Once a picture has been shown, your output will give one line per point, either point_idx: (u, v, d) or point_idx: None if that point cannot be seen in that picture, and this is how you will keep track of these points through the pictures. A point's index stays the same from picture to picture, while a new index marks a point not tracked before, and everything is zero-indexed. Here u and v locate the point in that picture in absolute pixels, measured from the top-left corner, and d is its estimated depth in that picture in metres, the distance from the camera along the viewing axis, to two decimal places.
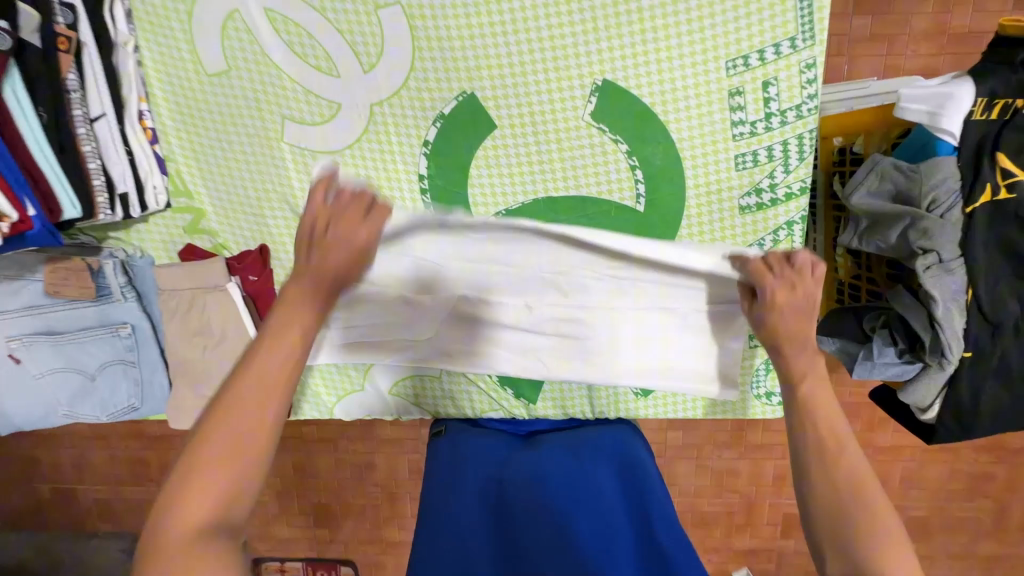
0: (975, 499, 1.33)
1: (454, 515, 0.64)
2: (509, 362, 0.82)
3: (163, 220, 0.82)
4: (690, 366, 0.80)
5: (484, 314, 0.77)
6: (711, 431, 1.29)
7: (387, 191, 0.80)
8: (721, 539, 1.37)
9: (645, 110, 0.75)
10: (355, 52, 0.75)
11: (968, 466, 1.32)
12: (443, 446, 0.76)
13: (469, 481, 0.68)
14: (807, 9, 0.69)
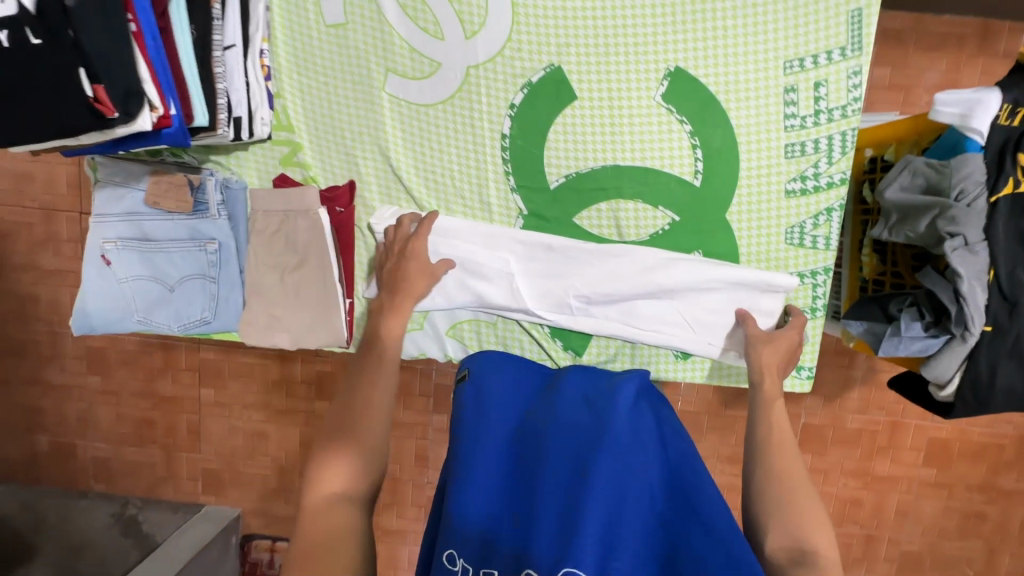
0: (964, 537, 1.42)
1: (477, 467, 0.66)
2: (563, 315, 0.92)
3: (262, 150, 0.90)
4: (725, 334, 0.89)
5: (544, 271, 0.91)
6: (716, 445, 1.39)
7: (470, 146, 0.89)
8: None
9: (710, 95, 0.85)
10: (461, 18, 0.85)
11: (960, 505, 1.41)
12: (465, 392, 0.76)
13: (490, 429, 0.70)
14: (857, 23, 0.81)
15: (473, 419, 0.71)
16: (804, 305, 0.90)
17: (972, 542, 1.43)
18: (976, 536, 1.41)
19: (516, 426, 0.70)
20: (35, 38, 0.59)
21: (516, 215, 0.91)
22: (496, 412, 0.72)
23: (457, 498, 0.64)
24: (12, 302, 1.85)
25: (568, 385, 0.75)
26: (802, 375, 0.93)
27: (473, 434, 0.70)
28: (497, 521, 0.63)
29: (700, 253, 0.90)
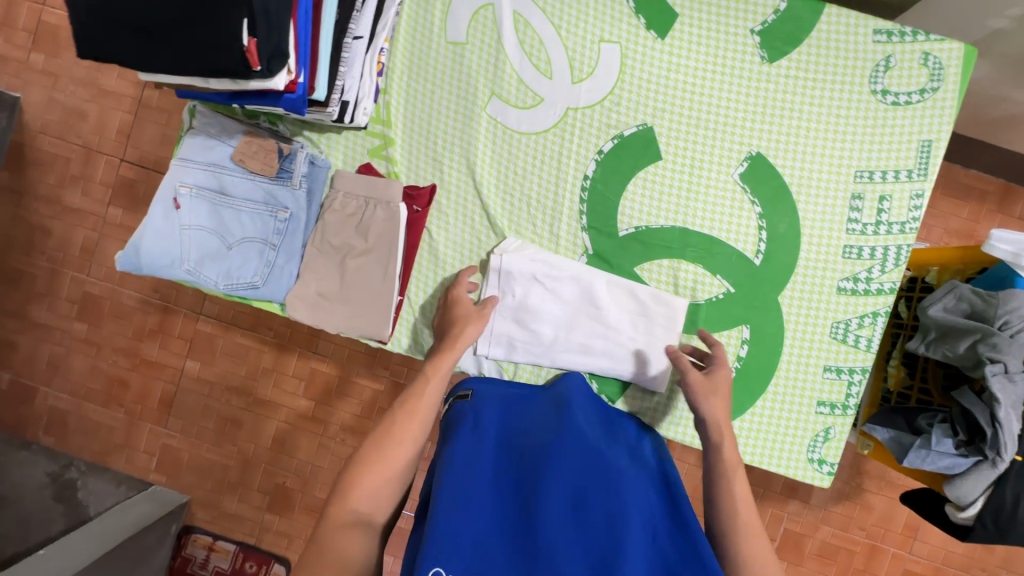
0: None
1: (475, 475, 0.66)
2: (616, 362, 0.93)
3: (354, 137, 0.94)
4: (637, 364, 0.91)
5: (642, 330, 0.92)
6: None
7: (553, 179, 0.93)
8: None
9: (783, 184, 0.91)
10: (572, 65, 0.92)
11: None
12: (467, 416, 0.76)
13: (489, 442, 0.71)
14: (926, 153, 0.89)
15: (471, 437, 0.72)
16: (836, 400, 0.92)
17: None
18: None
19: (515, 442, 0.72)
20: None
21: (581, 252, 0.94)
22: (497, 435, 0.73)
23: (451, 513, 0.61)
24: (23, 231, 1.81)
25: (576, 413, 0.78)
26: (823, 468, 0.92)
27: (472, 454, 0.69)
28: (494, 539, 0.61)
29: (748, 329, 0.92)
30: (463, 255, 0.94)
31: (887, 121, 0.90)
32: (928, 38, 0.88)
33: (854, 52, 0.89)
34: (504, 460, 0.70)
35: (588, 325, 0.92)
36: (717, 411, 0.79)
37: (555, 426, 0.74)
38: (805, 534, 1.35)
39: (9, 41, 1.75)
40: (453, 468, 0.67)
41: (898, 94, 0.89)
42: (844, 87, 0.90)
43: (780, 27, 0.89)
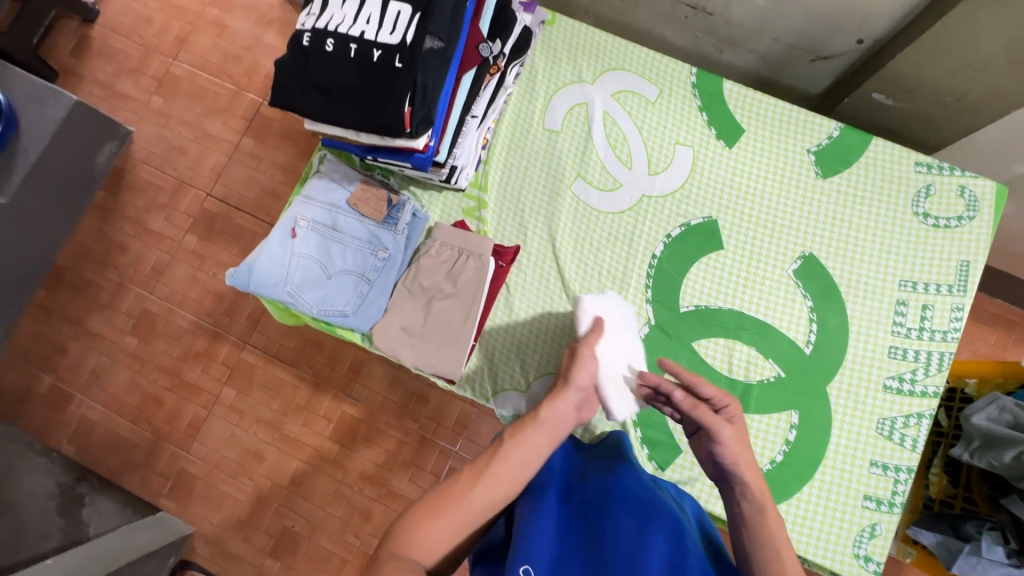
0: None
1: (546, 494, 0.72)
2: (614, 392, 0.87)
3: (453, 196, 1.07)
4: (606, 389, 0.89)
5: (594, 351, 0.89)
6: None
7: (624, 255, 1.03)
8: None
9: (833, 283, 1.01)
10: (651, 160, 1.06)
11: None
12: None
13: (554, 473, 0.78)
14: (965, 272, 0.99)
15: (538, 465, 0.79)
16: (882, 497, 0.94)
17: None
18: None
19: (576, 478, 0.78)
20: (400, 62, 0.77)
21: (643, 322, 1.01)
22: (561, 469, 0.80)
23: (529, 519, 0.67)
24: (103, 245, 1.92)
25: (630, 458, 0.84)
26: (869, 566, 0.92)
27: (540, 479, 0.76)
28: (562, 553, 0.65)
29: (797, 414, 0.97)
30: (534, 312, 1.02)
31: (927, 240, 1.00)
32: (965, 174, 1.01)
33: (898, 177, 1.02)
34: (566, 490, 0.75)
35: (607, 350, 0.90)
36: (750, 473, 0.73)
37: (613, 465, 0.80)
38: None
39: (137, 84, 1.97)
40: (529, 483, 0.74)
41: (939, 218, 1.01)
42: (889, 206, 1.02)
43: (833, 150, 1.03)
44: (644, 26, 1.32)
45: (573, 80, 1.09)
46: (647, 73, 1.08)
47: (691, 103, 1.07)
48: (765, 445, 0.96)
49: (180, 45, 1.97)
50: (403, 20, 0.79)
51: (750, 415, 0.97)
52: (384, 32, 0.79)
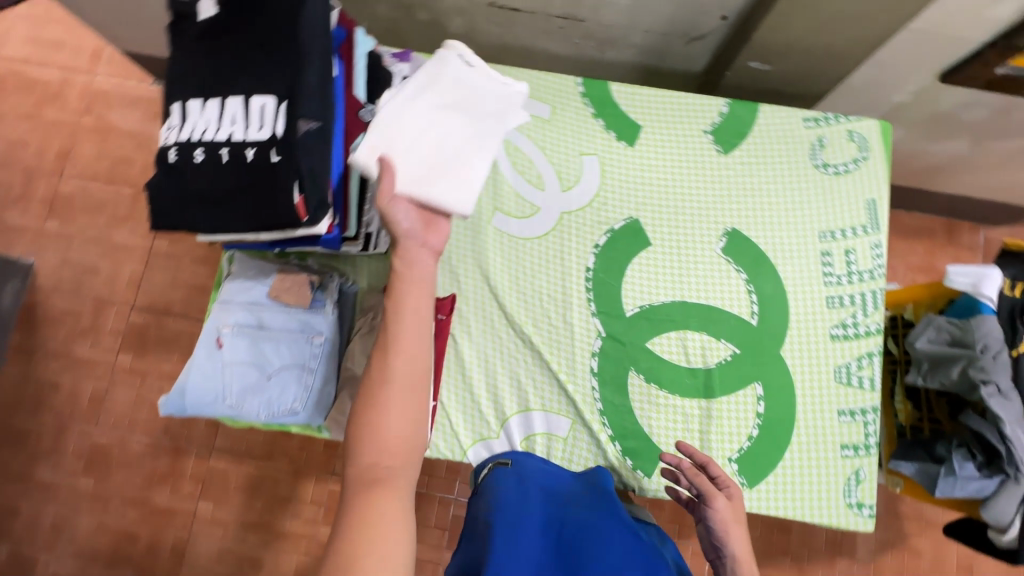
0: None
1: (525, 525, 0.73)
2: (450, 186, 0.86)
3: (376, 262, 1.06)
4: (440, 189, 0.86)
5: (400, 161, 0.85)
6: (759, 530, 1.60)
7: (559, 276, 1.03)
8: None
9: (760, 252, 1.03)
10: (561, 176, 1.07)
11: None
12: (510, 475, 0.85)
13: (537, 505, 0.78)
14: (873, 210, 1.04)
15: (519, 492, 0.80)
16: (858, 442, 0.97)
17: None
18: None
19: (560, 507, 0.79)
20: (278, 156, 0.74)
21: (595, 336, 1.01)
22: (543, 499, 0.81)
23: (507, 548, 0.68)
24: (30, 390, 1.78)
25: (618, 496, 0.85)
26: (864, 512, 0.95)
27: (520, 507, 0.76)
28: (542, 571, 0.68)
29: (761, 385, 0.98)
30: (484, 358, 1.01)
31: (833, 189, 1.05)
32: (848, 121, 1.06)
33: (791, 137, 1.07)
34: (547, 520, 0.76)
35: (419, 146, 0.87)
36: (740, 546, 0.79)
37: (600, 502, 0.81)
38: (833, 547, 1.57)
39: (27, 213, 1.85)
40: (507, 509, 0.76)
41: (837, 166, 1.05)
42: (790, 166, 1.06)
43: (726, 126, 1.07)
44: (524, 44, 1.35)
45: None
46: (535, 93, 1.09)
47: (585, 112, 1.09)
48: (740, 424, 0.97)
49: (64, 161, 1.87)
50: (269, 112, 0.75)
51: (718, 398, 0.98)
52: (253, 128, 0.76)
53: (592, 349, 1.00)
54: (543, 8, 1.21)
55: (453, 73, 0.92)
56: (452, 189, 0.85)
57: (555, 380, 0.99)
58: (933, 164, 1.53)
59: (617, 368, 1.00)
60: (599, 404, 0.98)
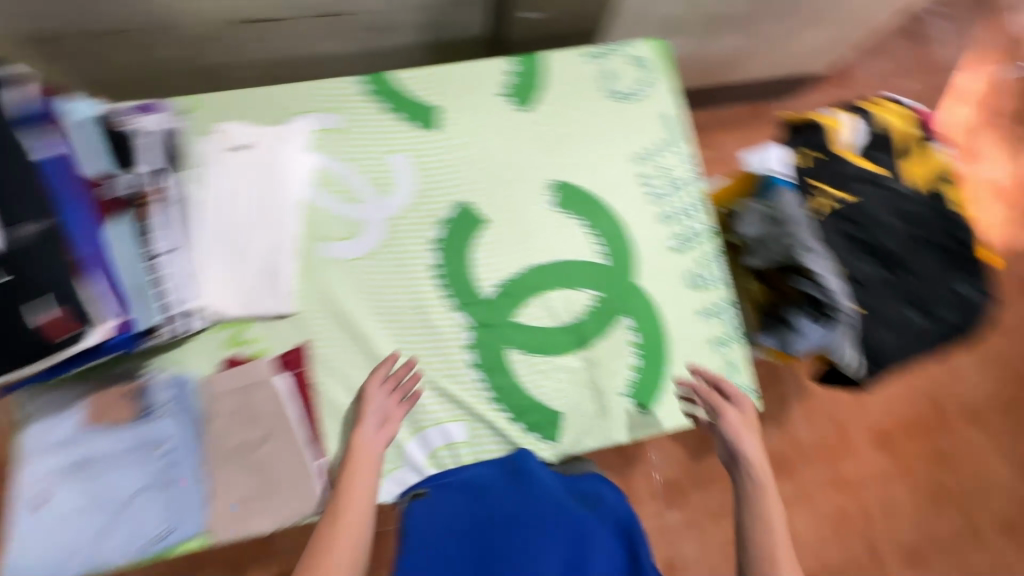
0: (874, 454, 1.97)
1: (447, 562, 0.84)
2: (267, 280, 0.94)
3: (205, 339, 0.92)
4: (257, 280, 0.94)
5: (216, 263, 0.93)
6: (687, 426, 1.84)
7: (408, 284, 0.98)
8: (722, 492, 1.86)
9: (589, 194, 1.05)
10: (374, 183, 0.99)
11: (857, 434, 1.97)
12: (430, 507, 0.88)
13: (461, 525, 0.87)
14: (673, 125, 1.11)
15: (441, 519, 0.87)
16: (723, 335, 1.04)
17: (881, 458, 1.97)
18: (876, 453, 1.97)
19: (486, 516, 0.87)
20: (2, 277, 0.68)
21: (463, 329, 0.98)
22: (466, 511, 0.88)
23: None
24: None
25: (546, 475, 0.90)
26: (745, 393, 1.04)
27: (442, 539, 0.86)
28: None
29: (629, 317, 1.02)
30: (360, 393, 0.94)
31: (633, 115, 1.09)
32: (627, 48, 1.11)
33: (584, 75, 1.08)
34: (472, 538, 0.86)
35: (231, 249, 0.93)
36: (756, 449, 0.91)
37: (526, 493, 0.88)
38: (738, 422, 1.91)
39: None
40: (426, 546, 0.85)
41: (630, 93, 1.10)
42: (591, 105, 1.07)
43: (522, 81, 1.04)
44: (299, 53, 1.25)
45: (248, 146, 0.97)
46: (317, 105, 1.00)
47: (374, 105, 1.00)
48: (621, 360, 1.01)
49: None
50: None
51: (595, 344, 1.01)
52: None
53: (465, 342, 0.98)
54: (297, 11, 1.11)
55: (238, 164, 0.96)
56: (273, 292, 0.94)
57: (439, 387, 0.96)
58: (721, 60, 1.66)
59: (494, 352, 0.98)
60: (489, 394, 0.97)
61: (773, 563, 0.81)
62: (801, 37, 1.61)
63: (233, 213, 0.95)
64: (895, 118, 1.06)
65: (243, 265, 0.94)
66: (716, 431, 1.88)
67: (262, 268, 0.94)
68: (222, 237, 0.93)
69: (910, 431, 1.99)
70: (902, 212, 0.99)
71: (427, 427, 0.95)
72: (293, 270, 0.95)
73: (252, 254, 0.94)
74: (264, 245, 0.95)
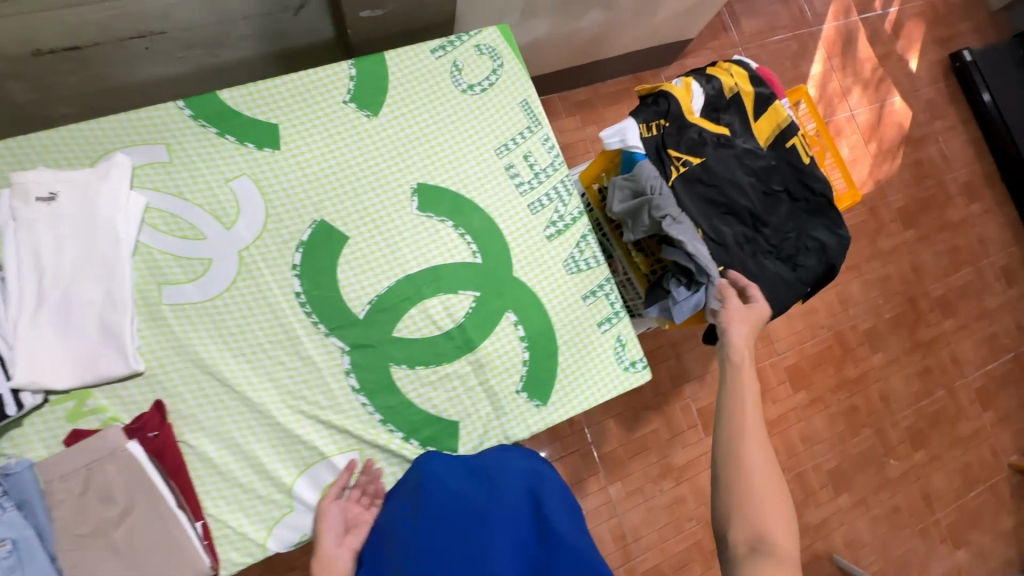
0: (790, 393, 2.10)
1: None
2: (99, 341, 0.84)
3: (39, 420, 0.82)
4: (87, 344, 0.83)
5: (35, 333, 0.82)
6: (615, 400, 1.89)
7: (271, 317, 0.92)
8: (658, 456, 1.92)
9: (454, 193, 1.02)
10: (217, 215, 0.92)
11: (773, 377, 2.08)
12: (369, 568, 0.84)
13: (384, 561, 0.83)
14: (530, 109, 1.08)
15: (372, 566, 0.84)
16: (607, 314, 1.05)
17: (796, 395, 2.10)
18: (792, 391, 2.10)
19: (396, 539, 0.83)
20: None
21: (340, 354, 0.93)
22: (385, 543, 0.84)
23: None
24: None
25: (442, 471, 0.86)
26: (637, 367, 1.05)
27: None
28: None
29: (512, 311, 1.01)
30: (233, 442, 0.88)
31: (488, 104, 1.06)
32: (470, 36, 1.07)
33: (428, 71, 1.05)
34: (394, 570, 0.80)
35: (51, 314, 0.83)
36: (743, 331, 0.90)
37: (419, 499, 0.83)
38: (664, 388, 1.97)
39: None
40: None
41: (480, 83, 1.07)
42: (441, 101, 1.04)
43: (363, 87, 1.01)
44: (126, 81, 1.13)
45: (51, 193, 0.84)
46: (136, 138, 0.91)
47: (206, 134, 0.94)
48: (510, 357, 0.99)
49: None
50: None
51: (481, 345, 0.99)
52: None
53: (343, 368, 0.93)
54: (105, 34, 1.01)
55: (43, 217, 0.84)
56: (106, 353, 0.83)
57: (322, 419, 0.91)
58: (588, 38, 1.67)
59: (376, 372, 0.94)
60: (377, 416, 0.93)
61: (740, 434, 0.79)
62: (661, 9, 1.65)
63: (46, 273, 0.83)
64: (737, 75, 1.09)
65: (69, 330, 0.83)
66: (643, 400, 1.94)
67: (91, 328, 0.84)
68: (38, 303, 0.83)
69: (818, 364, 2.14)
70: (754, 167, 1.05)
71: (313, 465, 0.90)
72: (132, 323, 0.86)
73: (77, 315, 0.84)
74: (88, 303, 0.84)
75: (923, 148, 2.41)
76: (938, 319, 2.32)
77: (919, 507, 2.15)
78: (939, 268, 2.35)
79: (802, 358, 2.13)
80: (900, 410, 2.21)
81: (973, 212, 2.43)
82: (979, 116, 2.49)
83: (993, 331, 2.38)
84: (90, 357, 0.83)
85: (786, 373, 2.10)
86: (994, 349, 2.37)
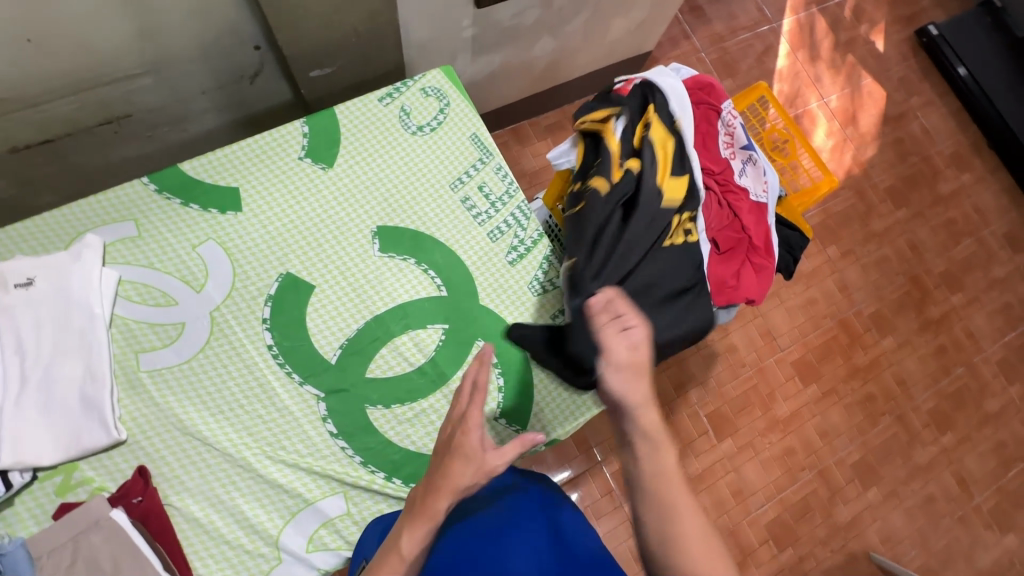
0: (800, 388, 2.05)
1: None
2: (81, 415, 0.87)
3: (29, 498, 0.85)
4: (70, 418, 0.86)
5: (19, 413, 0.85)
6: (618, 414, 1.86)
7: (245, 372, 0.94)
8: (672, 466, 1.88)
9: (413, 231, 1.05)
10: (186, 280, 0.96)
11: (779, 374, 2.04)
12: None
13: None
14: (480, 141, 1.12)
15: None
16: None
17: (807, 389, 2.05)
18: (802, 385, 2.05)
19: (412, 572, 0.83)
20: None
21: (315, 401, 0.95)
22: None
23: None
24: None
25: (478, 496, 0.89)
26: None
27: None
28: None
29: (482, 339, 1.02)
30: (218, 500, 0.89)
31: (438, 142, 1.10)
32: (415, 81, 1.12)
33: (377, 119, 1.09)
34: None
35: (34, 393, 0.86)
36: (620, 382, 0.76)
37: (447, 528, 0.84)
38: (669, 395, 1.94)
39: None
40: None
41: (428, 123, 1.11)
42: (392, 146, 1.08)
43: (316, 142, 1.06)
44: (98, 163, 1.21)
45: (29, 278, 0.89)
46: (106, 217, 0.96)
47: (172, 206, 0.99)
48: None
49: None
50: None
51: (455, 377, 1.00)
52: None
53: (320, 415, 0.95)
54: (74, 125, 1.09)
55: (22, 301, 0.88)
56: (89, 425, 0.86)
57: (302, 467, 0.92)
58: (544, 65, 1.72)
59: (352, 415, 0.95)
60: (357, 457, 0.94)
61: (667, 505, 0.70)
62: (611, 28, 1.70)
63: (28, 354, 0.87)
64: (660, 126, 1.06)
65: (52, 406, 0.86)
66: None
67: (73, 402, 0.87)
68: (22, 384, 0.86)
69: (825, 355, 2.09)
70: (641, 232, 1.01)
71: (300, 513, 0.91)
72: (113, 393, 0.89)
73: (60, 391, 0.87)
74: (70, 379, 0.88)
75: (903, 126, 2.40)
76: (946, 295, 2.25)
77: (955, 493, 2.06)
78: (938, 243, 2.30)
79: (808, 351, 2.08)
80: (919, 394, 2.13)
81: (965, 183, 2.39)
82: (956, 88, 2.47)
83: (1006, 301, 2.30)
84: (73, 432, 0.86)
85: (793, 368, 2.06)
86: (1011, 319, 2.28)
